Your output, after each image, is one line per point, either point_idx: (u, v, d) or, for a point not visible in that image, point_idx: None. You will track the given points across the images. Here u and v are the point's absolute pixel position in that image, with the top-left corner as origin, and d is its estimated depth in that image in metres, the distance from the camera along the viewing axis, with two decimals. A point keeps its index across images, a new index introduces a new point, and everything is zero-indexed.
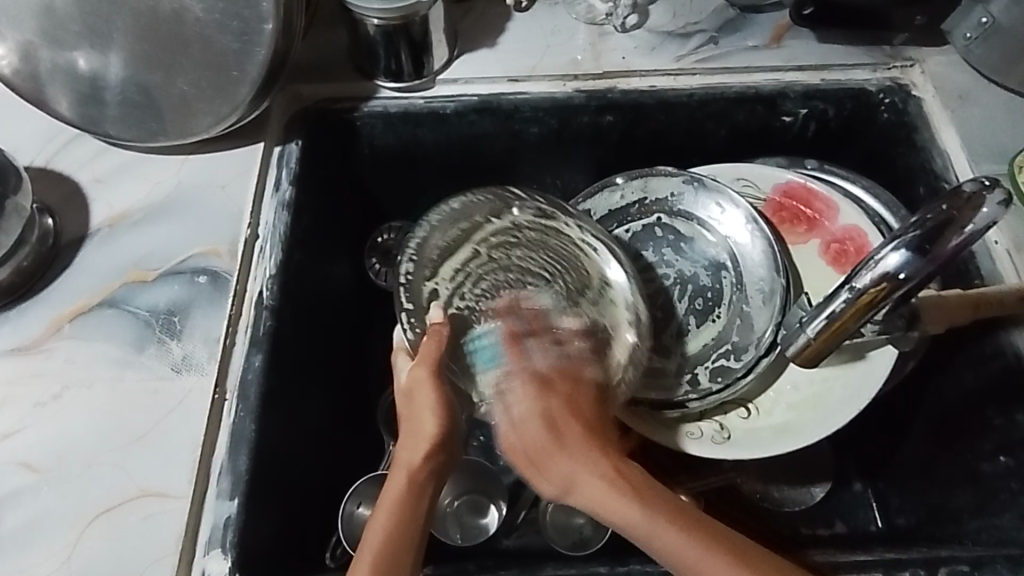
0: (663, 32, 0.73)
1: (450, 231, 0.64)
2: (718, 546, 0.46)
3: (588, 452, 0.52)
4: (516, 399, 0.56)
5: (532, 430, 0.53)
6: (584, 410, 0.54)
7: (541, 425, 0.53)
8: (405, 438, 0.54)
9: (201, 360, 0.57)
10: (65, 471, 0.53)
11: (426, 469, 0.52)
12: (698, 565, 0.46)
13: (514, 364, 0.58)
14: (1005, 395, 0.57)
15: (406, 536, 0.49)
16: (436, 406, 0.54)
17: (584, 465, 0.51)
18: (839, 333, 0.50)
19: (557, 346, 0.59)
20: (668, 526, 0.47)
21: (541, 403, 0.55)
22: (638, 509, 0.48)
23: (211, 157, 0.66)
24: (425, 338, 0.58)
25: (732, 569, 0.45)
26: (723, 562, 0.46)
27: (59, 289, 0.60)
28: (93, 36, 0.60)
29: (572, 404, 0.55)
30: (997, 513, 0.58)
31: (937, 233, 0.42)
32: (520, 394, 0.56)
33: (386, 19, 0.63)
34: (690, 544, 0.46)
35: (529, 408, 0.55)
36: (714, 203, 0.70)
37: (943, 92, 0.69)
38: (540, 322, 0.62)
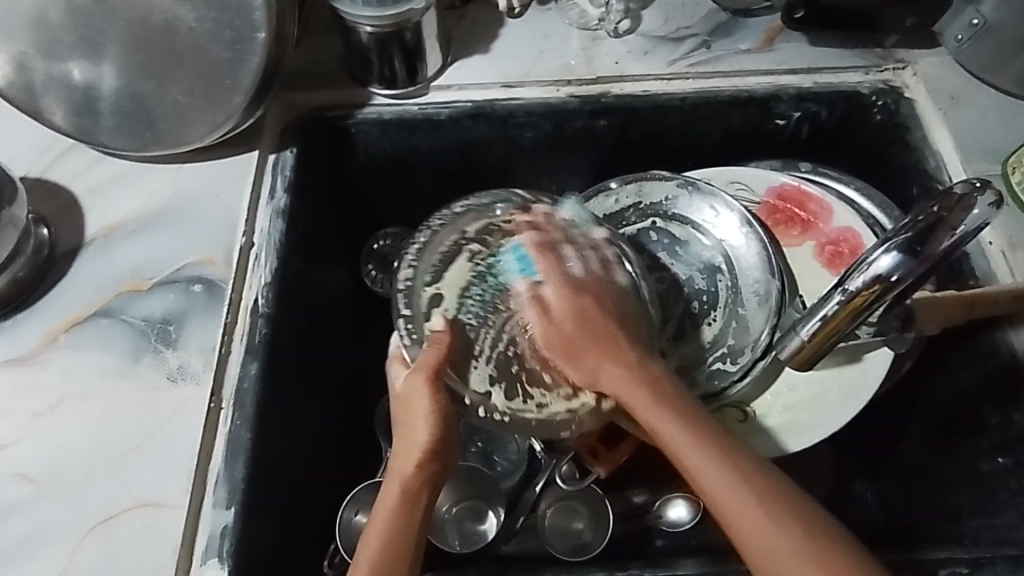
0: (656, 37, 0.73)
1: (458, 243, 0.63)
2: (720, 456, 0.48)
3: (606, 345, 0.54)
4: (552, 297, 0.58)
5: (565, 326, 0.56)
6: (598, 318, 0.56)
7: (573, 325, 0.56)
8: (401, 446, 0.52)
9: (197, 369, 0.57)
10: (62, 482, 0.53)
11: (421, 479, 0.51)
12: (697, 461, 0.48)
13: (546, 271, 0.59)
14: (1001, 395, 0.57)
15: (393, 552, 0.48)
16: (432, 414, 0.52)
17: (608, 360, 0.54)
18: (831, 335, 0.50)
19: (581, 255, 0.60)
20: (697, 432, 0.49)
21: (574, 304, 0.57)
22: (687, 430, 0.49)
23: (206, 166, 0.66)
24: (427, 349, 0.55)
25: (731, 479, 0.46)
26: (712, 454, 0.48)
27: (54, 299, 0.60)
28: (86, 47, 0.60)
29: (597, 303, 0.57)
30: (995, 513, 0.58)
31: (928, 234, 0.43)
32: (552, 295, 0.58)
33: (379, 26, 0.64)
34: (724, 470, 0.47)
35: (558, 294, 0.58)
36: (708, 207, 0.71)
37: (935, 93, 0.69)
38: (563, 235, 0.62)
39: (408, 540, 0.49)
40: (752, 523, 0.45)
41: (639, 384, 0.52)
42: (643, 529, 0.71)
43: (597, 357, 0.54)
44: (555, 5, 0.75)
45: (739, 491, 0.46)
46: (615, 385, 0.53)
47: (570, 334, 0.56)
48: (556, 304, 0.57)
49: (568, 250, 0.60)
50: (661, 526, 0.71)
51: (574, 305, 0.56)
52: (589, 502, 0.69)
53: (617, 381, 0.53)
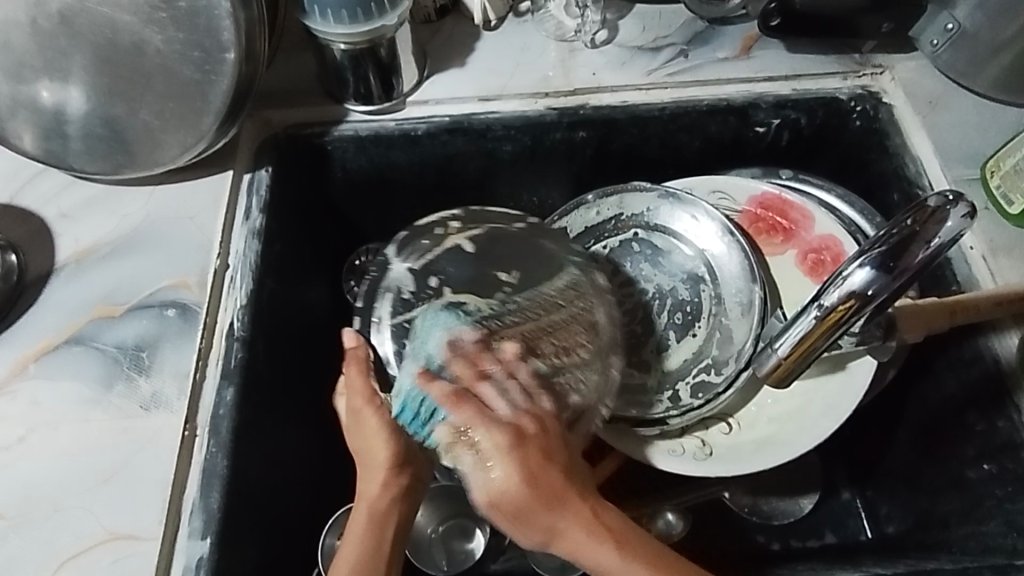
0: (633, 47, 0.73)
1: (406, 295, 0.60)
2: (597, 523, 0.47)
3: (546, 499, 0.46)
4: (477, 420, 0.48)
5: (513, 472, 0.46)
6: (559, 451, 0.48)
7: (541, 464, 0.47)
8: (362, 469, 0.53)
9: (171, 397, 0.56)
10: (32, 517, 0.52)
11: (386, 498, 0.52)
12: (614, 568, 0.46)
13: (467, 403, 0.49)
14: (985, 402, 0.57)
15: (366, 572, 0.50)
16: (384, 430, 0.52)
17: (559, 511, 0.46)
18: (809, 351, 0.49)
19: (517, 388, 0.50)
20: (627, 553, 0.47)
21: (514, 437, 0.47)
22: (617, 554, 0.46)
23: (180, 188, 0.65)
24: (347, 371, 0.53)
25: (618, 554, 0.46)
26: (585, 525, 0.47)
27: (23, 327, 0.59)
28: (52, 70, 0.59)
29: (549, 455, 0.47)
30: (982, 520, 0.57)
31: (901, 248, 0.42)
32: (489, 433, 0.47)
33: (352, 43, 0.63)
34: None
35: (511, 473, 0.46)
36: (689, 217, 0.70)
37: (913, 98, 0.69)
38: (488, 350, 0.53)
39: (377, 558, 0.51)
40: None
41: (593, 530, 0.47)
42: None
43: (545, 511, 0.46)
44: (531, 17, 0.74)
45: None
46: (576, 539, 0.47)
47: (522, 492, 0.46)
48: (505, 445, 0.47)
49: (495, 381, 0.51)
50: None
51: (523, 452, 0.47)
52: None
53: (581, 526, 0.47)
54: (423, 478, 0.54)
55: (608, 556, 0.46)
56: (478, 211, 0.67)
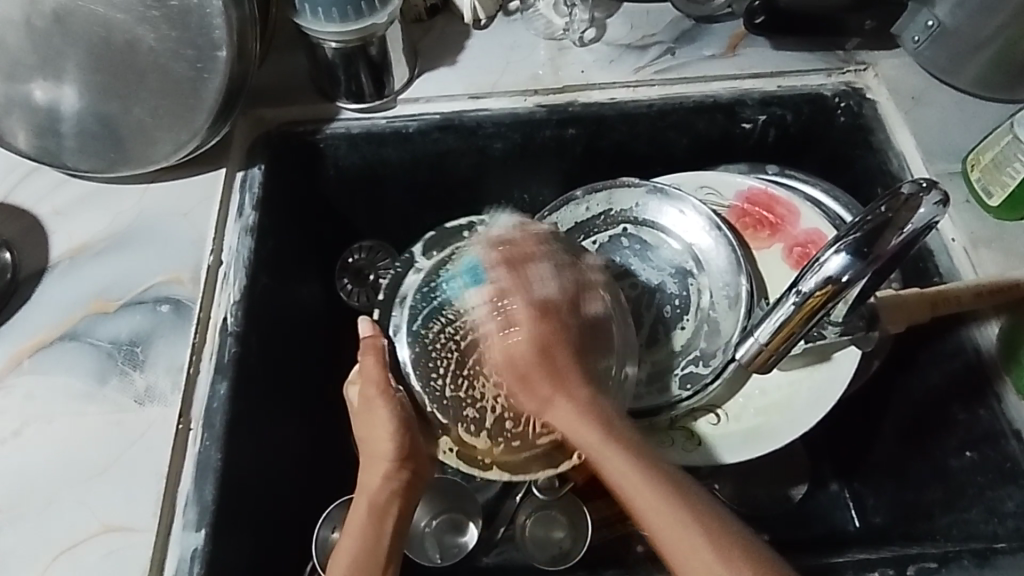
0: (621, 45, 0.74)
1: (426, 288, 0.64)
2: (592, 412, 0.53)
3: (556, 380, 0.54)
4: (515, 312, 0.57)
5: (512, 357, 0.56)
6: (557, 355, 0.55)
7: (534, 351, 0.55)
8: (366, 462, 0.55)
9: (165, 391, 0.56)
10: (27, 510, 0.52)
11: (387, 491, 0.53)
12: (607, 457, 0.50)
13: (512, 288, 0.58)
14: (968, 391, 0.58)
15: (366, 563, 0.50)
16: (393, 421, 0.54)
17: (558, 393, 0.54)
18: (789, 337, 0.50)
19: (557, 270, 0.60)
20: (625, 453, 0.50)
21: (530, 347, 0.55)
22: (620, 453, 0.50)
23: (172, 185, 0.66)
24: (364, 357, 0.56)
25: (601, 430, 0.51)
26: (573, 416, 0.53)
27: (17, 324, 0.60)
28: (46, 68, 0.60)
29: (551, 352, 0.55)
30: (965, 507, 0.58)
31: (876, 234, 0.43)
32: (517, 312, 0.57)
33: (344, 42, 0.64)
34: (635, 463, 0.49)
35: (527, 340, 0.56)
36: (676, 211, 0.71)
37: (896, 95, 0.70)
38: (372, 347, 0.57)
39: (379, 546, 0.51)
40: (683, 538, 0.45)
41: (586, 417, 0.52)
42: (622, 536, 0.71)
43: (545, 391, 0.54)
44: (521, 15, 0.75)
45: (647, 482, 0.48)
46: (562, 420, 0.53)
47: (528, 363, 0.55)
48: (518, 319, 0.57)
49: (536, 270, 0.59)
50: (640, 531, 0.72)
51: (537, 329, 0.56)
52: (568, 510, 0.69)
53: (566, 414, 0.53)
54: (423, 475, 0.55)
55: (609, 454, 0.50)
56: (495, 220, 0.67)
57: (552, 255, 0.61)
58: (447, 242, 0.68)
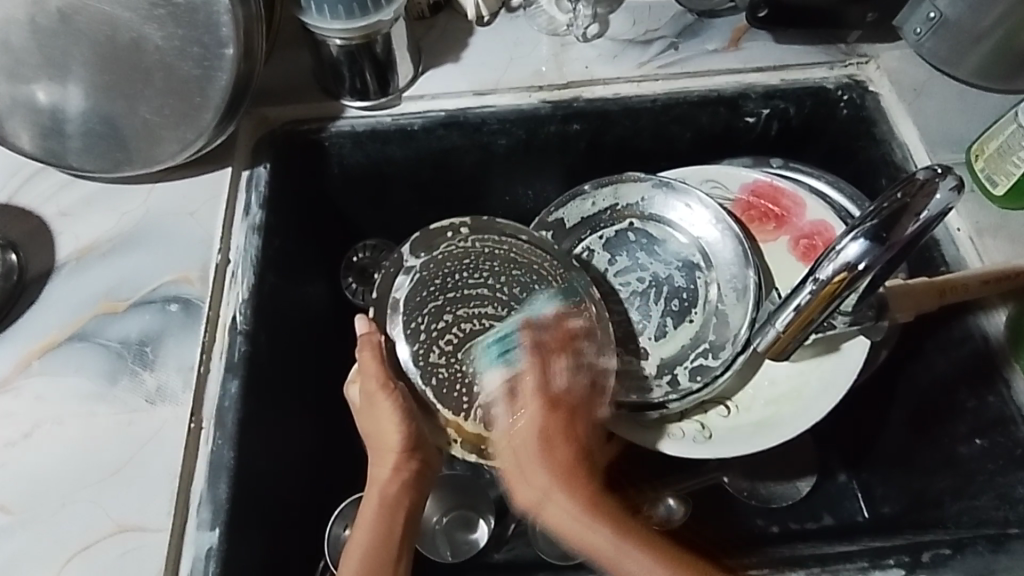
0: (624, 40, 0.74)
1: (422, 281, 0.65)
2: (598, 511, 0.53)
3: (563, 467, 0.55)
4: (522, 412, 0.57)
5: (540, 471, 0.54)
6: (564, 449, 0.55)
7: (540, 450, 0.55)
8: (374, 456, 0.55)
9: (176, 390, 0.56)
10: (40, 511, 0.52)
11: (396, 482, 0.54)
12: (617, 553, 0.50)
13: (529, 368, 0.59)
14: (976, 377, 0.59)
15: (382, 551, 0.51)
16: (398, 415, 0.55)
17: (558, 489, 0.54)
18: (807, 323, 0.51)
19: (579, 365, 0.60)
20: (641, 546, 0.51)
21: (544, 422, 0.56)
22: (609, 531, 0.52)
23: (178, 184, 0.66)
24: (362, 355, 0.56)
25: (614, 534, 0.51)
26: (580, 522, 0.52)
27: (25, 326, 0.59)
28: (51, 68, 0.60)
29: (566, 438, 0.56)
30: (975, 495, 0.59)
31: (893, 221, 0.43)
32: (525, 403, 0.58)
33: (348, 39, 0.64)
34: (638, 556, 0.50)
35: (533, 425, 0.56)
36: (683, 205, 0.71)
37: (898, 87, 0.71)
38: (584, 341, 0.61)
39: (393, 535, 0.52)
40: None
41: (586, 516, 0.52)
42: None
43: (541, 480, 0.54)
44: (523, 12, 0.75)
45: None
46: (559, 514, 0.53)
47: (535, 450, 0.55)
48: (520, 410, 0.57)
49: (562, 365, 0.59)
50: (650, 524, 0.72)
51: (545, 419, 0.57)
52: None
53: (564, 517, 0.53)
54: (432, 465, 0.56)
55: (631, 564, 0.50)
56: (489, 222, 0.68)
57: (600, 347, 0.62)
58: (436, 240, 0.67)
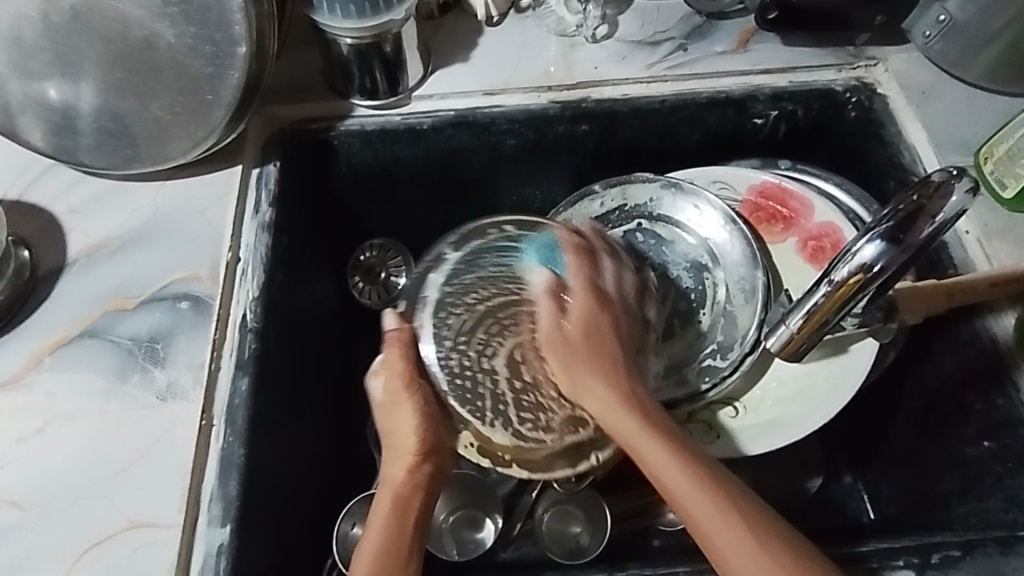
0: (633, 41, 0.74)
1: (456, 284, 0.60)
2: (633, 403, 0.53)
3: (601, 359, 0.55)
4: (556, 311, 0.57)
5: (575, 359, 0.55)
6: (608, 340, 0.56)
7: (582, 338, 0.56)
8: (391, 456, 0.55)
9: (187, 387, 0.56)
10: (51, 507, 0.52)
11: (412, 482, 0.54)
12: (672, 462, 0.50)
13: (574, 274, 0.59)
14: (984, 380, 0.59)
15: (397, 543, 0.50)
16: (419, 414, 0.55)
17: (597, 372, 0.54)
18: (820, 324, 0.51)
19: (615, 265, 0.62)
20: (683, 456, 0.50)
21: (589, 319, 0.56)
22: (667, 445, 0.51)
23: (189, 182, 0.66)
24: (389, 350, 0.56)
25: (641, 426, 0.52)
26: (632, 415, 0.53)
27: (36, 322, 0.59)
28: (63, 66, 0.60)
29: (616, 333, 0.57)
30: (982, 496, 0.59)
31: (909, 223, 0.44)
32: (578, 305, 0.57)
33: (358, 38, 0.64)
34: (686, 461, 0.50)
35: (580, 313, 0.57)
36: (691, 206, 0.72)
37: (906, 89, 0.71)
38: (601, 246, 0.63)
39: (407, 530, 0.51)
40: (728, 531, 0.47)
41: (631, 410, 0.53)
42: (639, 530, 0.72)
43: (585, 369, 0.55)
44: (532, 12, 0.76)
45: (713, 505, 0.47)
46: (602, 404, 0.53)
47: (579, 342, 0.56)
48: (568, 305, 0.57)
49: (603, 266, 0.61)
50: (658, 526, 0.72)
51: (588, 312, 0.57)
52: (585, 505, 0.69)
53: (606, 402, 0.53)
54: (445, 470, 0.56)
55: (682, 476, 0.49)
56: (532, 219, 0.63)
57: (624, 261, 0.64)
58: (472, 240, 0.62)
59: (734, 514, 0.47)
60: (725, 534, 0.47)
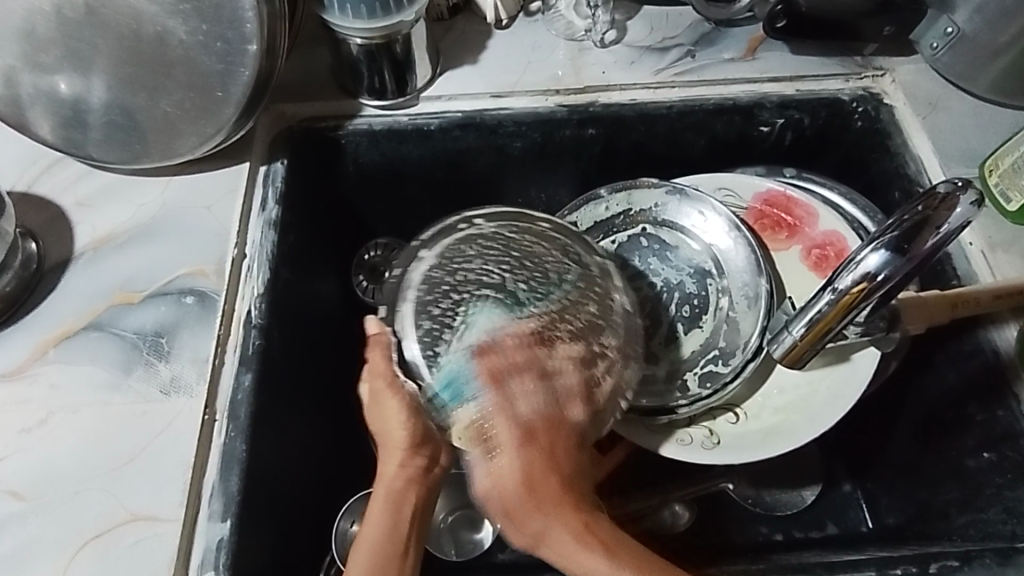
0: (641, 47, 0.74)
1: (430, 279, 0.55)
2: (587, 533, 0.50)
3: (553, 498, 0.50)
4: (504, 434, 0.50)
5: (541, 488, 0.50)
6: (551, 478, 0.50)
7: (518, 479, 0.50)
8: (381, 449, 0.55)
9: (190, 382, 0.56)
10: (53, 498, 0.52)
11: (404, 476, 0.54)
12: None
13: (495, 405, 0.51)
14: (986, 391, 0.59)
15: (393, 542, 0.52)
16: (405, 412, 0.54)
17: (557, 519, 0.49)
18: (824, 333, 0.51)
19: (543, 384, 0.52)
20: (634, 572, 0.49)
21: (523, 465, 0.50)
22: (602, 557, 0.49)
23: (196, 178, 0.66)
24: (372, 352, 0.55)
25: (608, 564, 0.49)
26: (574, 535, 0.49)
27: (42, 314, 0.60)
28: (74, 60, 0.60)
29: (554, 447, 0.51)
30: (982, 508, 0.59)
31: (913, 233, 0.44)
32: (500, 430, 0.51)
33: (367, 38, 0.64)
34: (630, 575, 0.49)
35: (512, 466, 0.50)
36: (696, 212, 0.72)
37: (913, 100, 0.71)
38: (538, 354, 0.52)
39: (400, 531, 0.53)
40: None
41: (582, 543, 0.49)
42: None
43: (537, 512, 0.50)
44: (542, 16, 0.76)
45: None
46: (563, 546, 0.49)
47: (518, 489, 0.50)
48: (504, 447, 0.50)
49: (518, 385, 0.51)
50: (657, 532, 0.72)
51: (529, 451, 0.50)
52: None
53: (564, 541, 0.49)
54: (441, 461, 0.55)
55: None
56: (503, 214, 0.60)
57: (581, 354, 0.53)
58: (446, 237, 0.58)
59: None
60: None
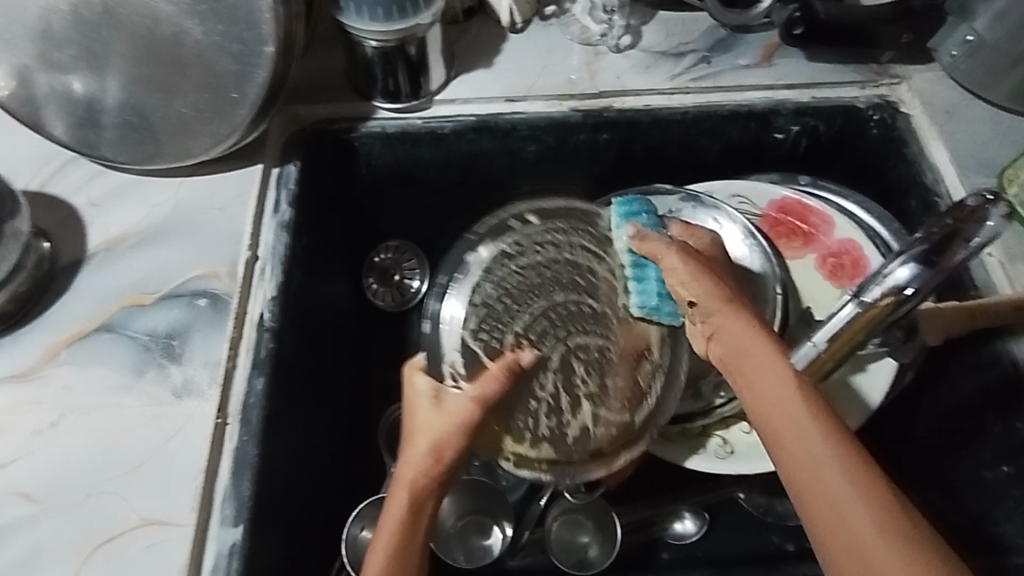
0: (656, 52, 0.74)
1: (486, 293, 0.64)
2: (790, 375, 0.48)
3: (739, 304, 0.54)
4: (687, 275, 0.56)
5: (716, 316, 0.53)
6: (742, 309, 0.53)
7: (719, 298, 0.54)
8: (409, 445, 0.53)
9: (203, 385, 0.56)
10: (65, 500, 0.52)
11: (424, 479, 0.51)
12: (794, 429, 0.46)
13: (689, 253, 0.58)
14: (1004, 403, 0.58)
15: (405, 547, 0.49)
16: (447, 424, 0.52)
17: (765, 355, 0.50)
18: (848, 344, 0.50)
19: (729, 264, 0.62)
20: (828, 428, 0.45)
21: (717, 285, 0.55)
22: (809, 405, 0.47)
23: (209, 180, 0.66)
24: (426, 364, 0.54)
25: (807, 404, 0.47)
26: (778, 371, 0.49)
27: (53, 315, 0.59)
28: (89, 60, 0.60)
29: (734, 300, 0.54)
30: (1000, 521, 0.59)
31: (944, 245, 0.44)
32: (681, 265, 0.57)
33: (383, 40, 0.64)
34: (826, 438, 0.44)
35: (700, 292, 0.55)
36: (711, 219, 0.71)
37: (930, 108, 0.70)
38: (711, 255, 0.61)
39: (416, 534, 0.50)
40: (851, 521, 0.41)
41: (774, 372, 0.49)
42: (649, 542, 0.71)
43: (748, 348, 0.51)
44: (556, 20, 0.76)
45: (855, 499, 0.42)
46: (747, 367, 0.50)
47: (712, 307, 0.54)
48: (684, 269, 0.56)
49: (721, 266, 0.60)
50: (667, 540, 0.71)
51: (715, 285, 0.55)
52: (594, 515, 0.69)
53: (750, 358, 0.50)
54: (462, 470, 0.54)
55: (809, 438, 0.45)
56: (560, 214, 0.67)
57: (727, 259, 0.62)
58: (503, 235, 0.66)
59: (879, 504, 0.42)
60: (841, 510, 0.42)
